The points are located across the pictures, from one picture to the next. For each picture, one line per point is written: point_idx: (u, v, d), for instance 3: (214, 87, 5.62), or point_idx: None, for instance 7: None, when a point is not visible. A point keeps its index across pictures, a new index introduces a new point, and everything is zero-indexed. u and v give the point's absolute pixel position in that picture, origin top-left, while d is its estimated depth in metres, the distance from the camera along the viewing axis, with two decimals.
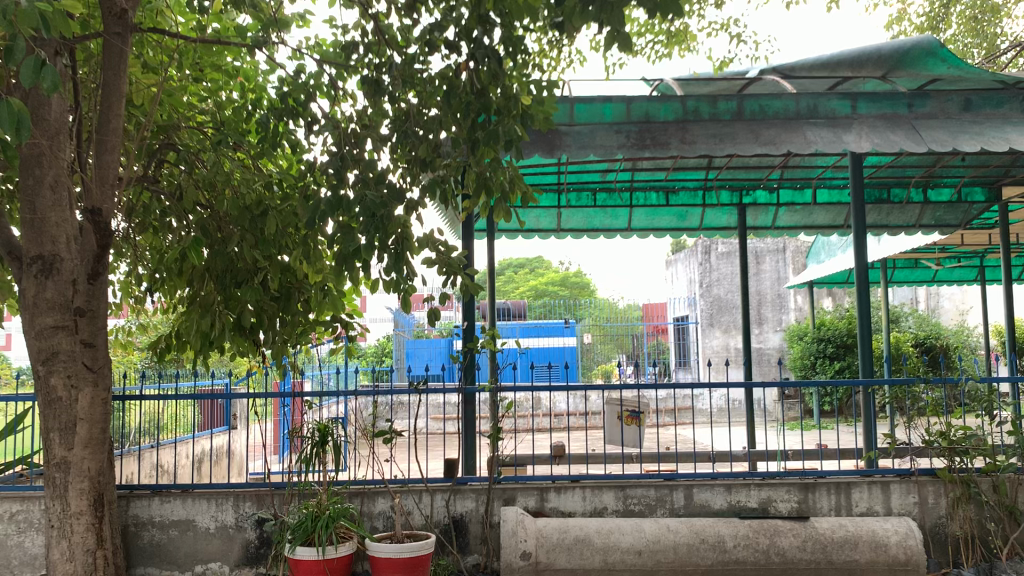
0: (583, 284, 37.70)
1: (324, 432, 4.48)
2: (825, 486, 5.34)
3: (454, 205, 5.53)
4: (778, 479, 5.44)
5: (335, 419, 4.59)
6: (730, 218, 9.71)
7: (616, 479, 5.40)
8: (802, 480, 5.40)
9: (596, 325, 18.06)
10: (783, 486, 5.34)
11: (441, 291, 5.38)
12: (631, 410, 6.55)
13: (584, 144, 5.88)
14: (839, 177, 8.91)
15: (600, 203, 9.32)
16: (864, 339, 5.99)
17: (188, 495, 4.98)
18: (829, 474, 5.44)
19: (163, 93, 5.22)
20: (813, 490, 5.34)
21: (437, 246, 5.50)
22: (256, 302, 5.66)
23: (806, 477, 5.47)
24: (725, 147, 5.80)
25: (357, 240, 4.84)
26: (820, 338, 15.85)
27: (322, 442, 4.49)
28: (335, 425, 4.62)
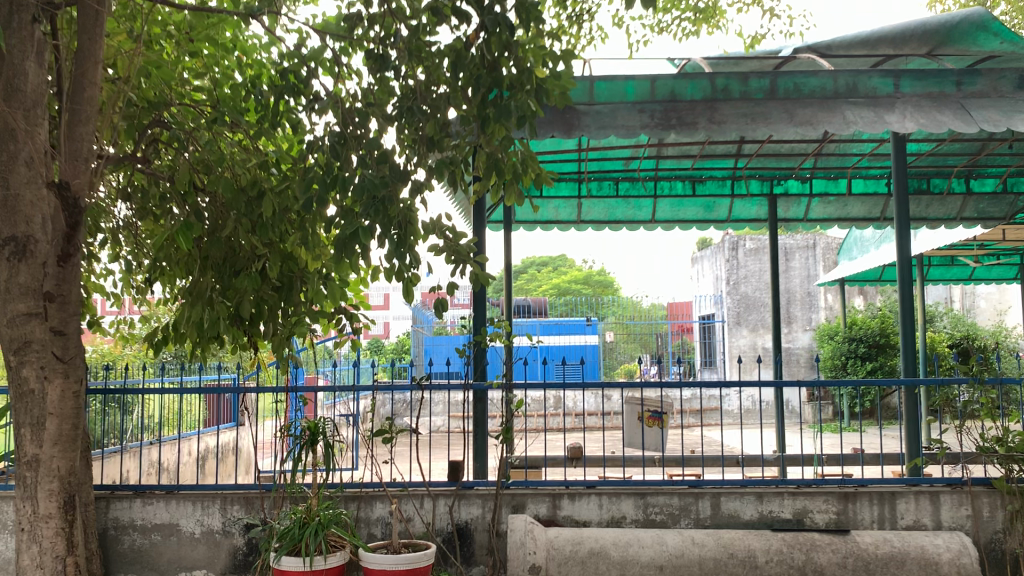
0: (607, 282, 37.34)
1: (316, 430, 4.11)
2: (867, 496, 4.91)
3: (463, 189, 5.16)
4: (815, 487, 5.02)
5: (328, 416, 4.23)
6: (760, 210, 9.24)
7: (635, 486, 5.00)
8: (841, 489, 4.98)
9: (619, 324, 17.81)
10: (820, 496, 4.92)
11: (449, 281, 5.00)
12: (654, 411, 6.10)
13: (604, 125, 5.48)
14: (876, 166, 8.43)
15: (623, 193, 8.93)
16: (907, 337, 5.54)
17: (173, 497, 4.66)
18: (871, 482, 5.02)
19: (154, 67, 4.89)
20: (853, 501, 4.92)
21: (444, 232, 5.13)
22: (256, 291, 5.29)
23: (846, 485, 5.04)
24: (758, 128, 5.37)
25: (357, 224, 4.48)
26: (852, 337, 15.35)
27: (313, 442, 4.13)
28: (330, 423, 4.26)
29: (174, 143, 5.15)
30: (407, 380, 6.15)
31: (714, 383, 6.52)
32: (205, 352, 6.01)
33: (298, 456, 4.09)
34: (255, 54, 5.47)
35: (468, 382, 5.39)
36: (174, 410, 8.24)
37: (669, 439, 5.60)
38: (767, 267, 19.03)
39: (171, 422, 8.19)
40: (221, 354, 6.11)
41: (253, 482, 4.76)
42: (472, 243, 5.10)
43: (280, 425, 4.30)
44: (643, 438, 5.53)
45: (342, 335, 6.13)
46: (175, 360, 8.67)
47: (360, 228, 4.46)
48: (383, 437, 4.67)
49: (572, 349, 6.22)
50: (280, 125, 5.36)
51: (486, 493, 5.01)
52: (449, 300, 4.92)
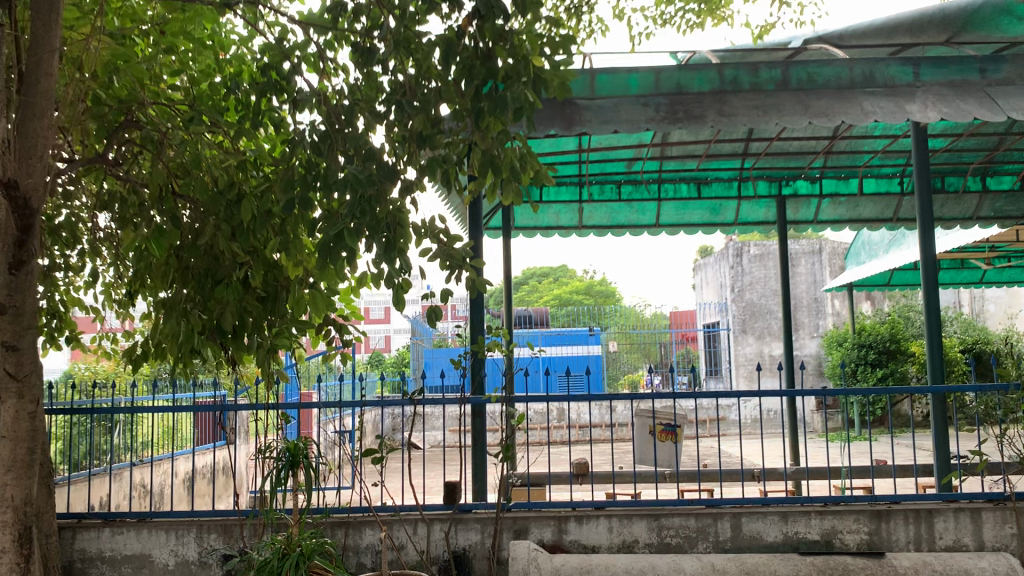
0: (608, 292, 37.08)
1: (300, 451, 3.76)
2: (902, 514, 4.61)
3: (458, 190, 4.83)
4: (845, 505, 4.70)
5: (310, 436, 3.90)
6: (768, 212, 8.91)
7: (649, 507, 4.67)
8: (873, 506, 4.67)
9: (622, 333, 17.53)
10: (851, 515, 4.61)
11: (444, 286, 4.66)
12: (666, 424, 5.77)
13: (607, 120, 5.18)
14: (889, 164, 8.13)
15: (626, 197, 8.61)
16: (933, 342, 5.22)
17: (144, 526, 4.43)
18: (905, 499, 4.71)
19: (125, 61, 4.56)
20: (887, 519, 4.61)
21: (437, 235, 4.81)
22: (237, 302, 4.92)
23: (878, 502, 4.73)
24: (770, 121, 5.05)
25: (342, 226, 4.13)
26: (861, 344, 15.01)
27: (293, 464, 3.78)
28: (313, 444, 3.93)
29: (150, 145, 4.82)
30: (399, 397, 5.79)
31: (727, 393, 6.20)
32: (187, 369, 5.66)
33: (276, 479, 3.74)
34: (235, 50, 5.17)
35: (465, 396, 5.05)
36: (161, 428, 7.90)
37: (686, 452, 5.24)
38: (772, 273, 18.84)
39: (157, 442, 7.84)
40: (202, 372, 5.75)
41: (232, 508, 4.53)
42: (467, 248, 4.77)
43: (257, 446, 3.97)
44: (655, 451, 5.17)
45: (331, 348, 5.80)
46: (163, 376, 8.35)
47: (345, 229, 4.12)
48: (370, 455, 4.30)
49: (576, 359, 5.87)
50: (262, 125, 5.03)
51: (486, 516, 4.65)
52: (444, 308, 4.58)
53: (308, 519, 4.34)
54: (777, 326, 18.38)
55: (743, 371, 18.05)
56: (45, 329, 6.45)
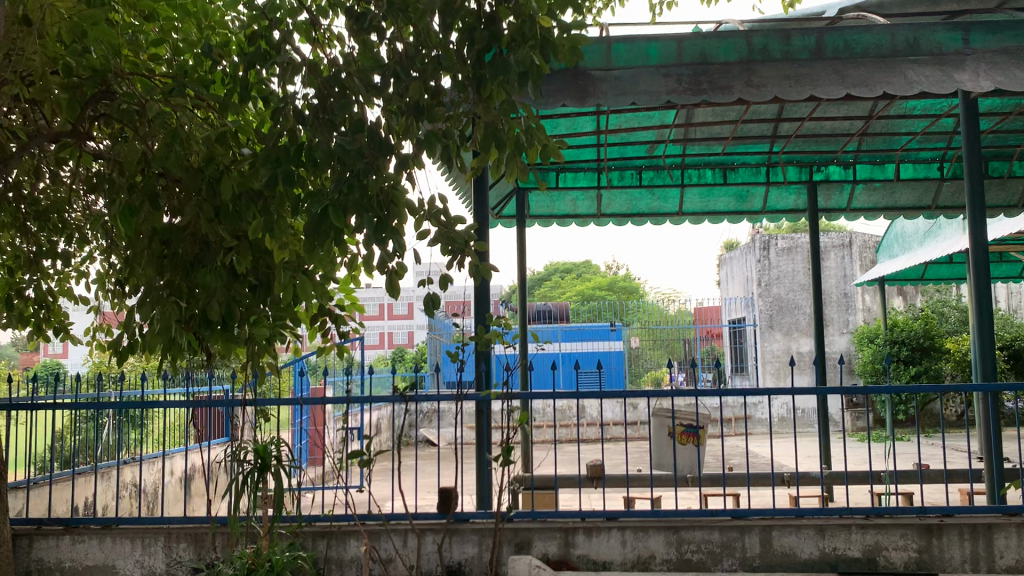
0: (632, 288, 36.64)
1: (268, 457, 3.41)
2: (955, 530, 4.29)
3: (459, 167, 4.39)
4: (891, 518, 4.41)
5: (282, 439, 3.55)
6: (798, 199, 8.45)
7: (668, 518, 4.43)
8: (923, 520, 4.36)
9: (645, 329, 17.09)
10: (898, 530, 4.31)
11: (441, 272, 4.24)
12: (687, 425, 5.23)
13: (624, 93, 4.77)
14: (928, 148, 7.62)
15: (647, 183, 8.17)
16: (982, 341, 4.82)
17: (107, 535, 4.42)
18: (958, 512, 4.40)
19: (95, 27, 4.18)
20: (938, 535, 4.30)
21: (438, 216, 4.38)
22: (220, 290, 4.47)
23: (928, 515, 4.42)
24: (803, 93, 4.66)
25: (326, 203, 3.71)
26: (893, 340, 14.46)
27: (261, 467, 3.40)
28: (287, 447, 3.57)
29: (126, 119, 4.44)
30: (392, 394, 5.31)
31: (755, 391, 5.75)
32: (176, 364, 5.29)
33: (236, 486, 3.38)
34: (221, 19, 4.77)
35: (463, 395, 4.64)
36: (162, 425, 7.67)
37: (707, 459, 4.77)
38: (801, 267, 18.21)
39: (156, 439, 7.55)
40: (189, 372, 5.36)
41: (202, 517, 4.47)
42: (471, 232, 4.34)
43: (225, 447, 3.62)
44: (675, 457, 4.74)
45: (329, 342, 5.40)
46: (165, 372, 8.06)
47: (329, 206, 3.72)
48: (356, 459, 3.89)
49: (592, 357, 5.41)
50: (250, 99, 4.61)
51: (484, 526, 4.36)
52: (442, 296, 4.16)
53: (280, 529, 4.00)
54: (805, 322, 17.74)
55: (770, 369, 17.52)
56: (33, 320, 6.11)
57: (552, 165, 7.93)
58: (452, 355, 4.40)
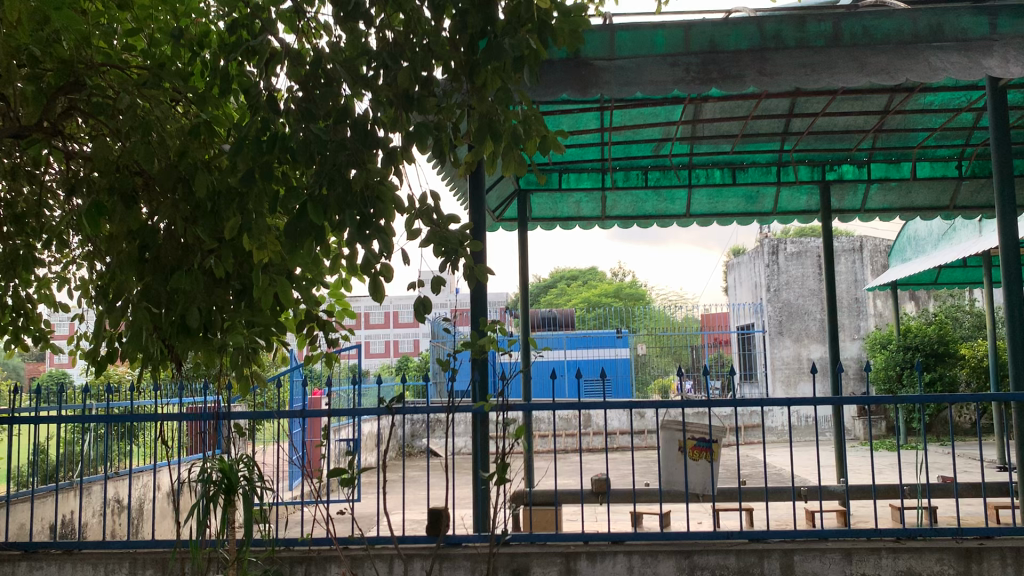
0: (638, 295, 36.39)
1: (235, 475, 3.15)
2: (995, 553, 4.07)
3: (453, 162, 4.10)
4: (923, 540, 4.20)
5: (251, 459, 3.29)
6: (811, 200, 8.14)
7: (680, 542, 4.20)
8: (961, 543, 4.16)
9: (651, 336, 16.83)
10: (933, 554, 4.10)
11: (433, 273, 3.94)
12: (696, 439, 4.82)
13: (629, 83, 4.49)
14: (946, 144, 7.32)
15: (653, 184, 7.88)
16: (1013, 350, 4.57)
17: (69, 560, 4.22)
18: (997, 534, 4.19)
19: (61, 14, 3.90)
20: (977, 559, 4.09)
21: (430, 214, 4.07)
22: (198, 296, 4.18)
23: (965, 537, 4.22)
24: (820, 81, 4.37)
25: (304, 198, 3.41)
26: (906, 346, 14.16)
27: (225, 492, 3.13)
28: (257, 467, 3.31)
29: (98, 114, 4.16)
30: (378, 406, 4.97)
31: (770, 400, 5.45)
32: (158, 375, 5.01)
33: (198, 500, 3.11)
34: (200, 8, 4.49)
35: (454, 407, 4.32)
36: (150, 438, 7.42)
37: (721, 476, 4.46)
38: (810, 272, 17.91)
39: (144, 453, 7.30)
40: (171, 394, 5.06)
41: (170, 540, 4.25)
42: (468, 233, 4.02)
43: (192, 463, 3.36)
44: (685, 473, 4.44)
45: (318, 351, 5.10)
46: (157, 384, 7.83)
47: (307, 202, 3.43)
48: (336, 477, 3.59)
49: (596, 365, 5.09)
50: (230, 92, 4.33)
51: (478, 551, 4.14)
52: (434, 300, 3.86)
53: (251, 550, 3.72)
54: (816, 328, 17.43)
55: (779, 376, 17.18)
56: (10, 330, 5.85)
57: (555, 167, 7.66)
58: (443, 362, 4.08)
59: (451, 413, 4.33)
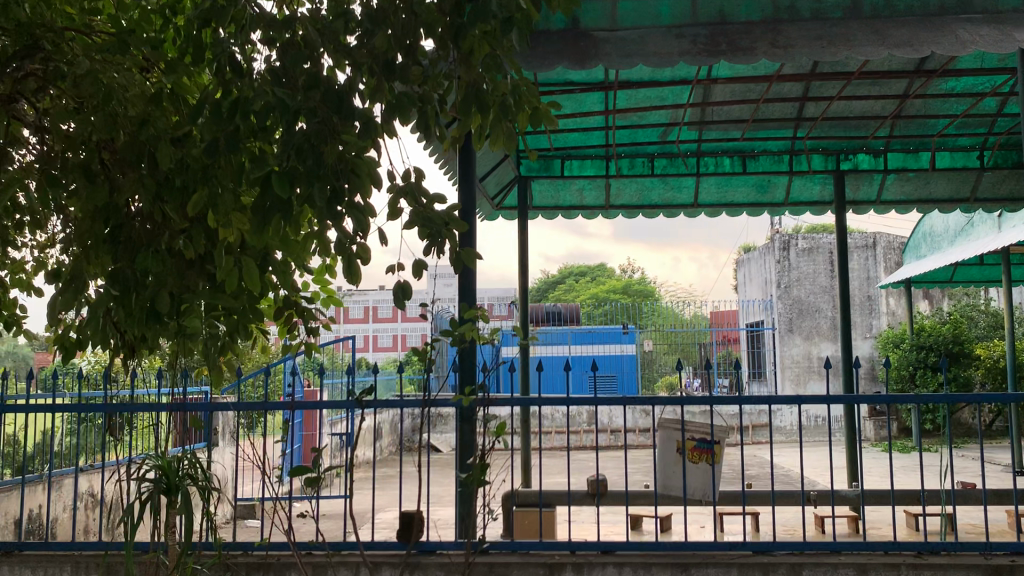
0: (646, 291, 36.03)
1: (173, 474, 3.08)
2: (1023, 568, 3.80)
3: (439, 135, 3.78)
4: (944, 554, 3.94)
5: (195, 453, 3.22)
6: (824, 190, 7.79)
7: (677, 554, 3.96)
8: (989, 560, 3.88)
9: (659, 333, 16.49)
10: (955, 569, 3.83)
11: (415, 255, 3.60)
12: (696, 439, 4.24)
13: (630, 55, 4.17)
14: (968, 132, 6.98)
15: (659, 172, 7.55)
16: None
17: (10, 560, 4.12)
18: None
19: None
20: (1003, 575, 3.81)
21: (415, 193, 3.75)
22: (163, 276, 3.87)
23: (989, 552, 3.95)
24: (837, 54, 4.05)
25: (268, 168, 3.10)
26: (920, 345, 13.84)
27: (164, 485, 3.07)
28: (201, 462, 3.23)
29: (59, 79, 3.84)
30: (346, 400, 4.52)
31: (778, 400, 5.13)
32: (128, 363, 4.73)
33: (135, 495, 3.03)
34: None
35: (430, 400, 3.83)
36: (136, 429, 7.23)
37: (720, 481, 4.17)
38: (822, 268, 17.53)
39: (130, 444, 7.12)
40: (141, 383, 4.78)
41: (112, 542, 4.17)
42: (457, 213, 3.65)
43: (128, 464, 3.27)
44: (684, 476, 4.15)
45: (298, 341, 4.79)
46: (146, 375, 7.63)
47: (273, 172, 3.11)
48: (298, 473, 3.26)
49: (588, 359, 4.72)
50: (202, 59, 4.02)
51: (453, 559, 3.92)
52: (415, 284, 3.54)
53: (196, 557, 3.59)
54: (827, 326, 17.06)
55: (789, 375, 16.76)
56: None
57: (557, 152, 7.37)
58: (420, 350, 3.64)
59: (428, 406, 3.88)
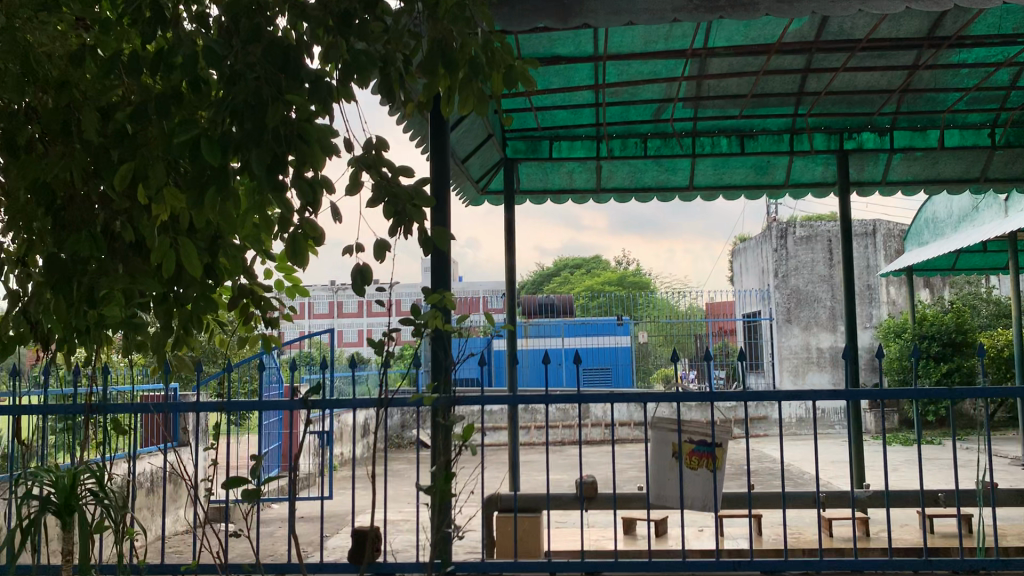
0: (641, 283, 35.67)
1: (66, 493, 2.76)
2: None
3: (405, 102, 3.32)
4: (973, 569, 3.60)
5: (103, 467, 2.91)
6: (827, 170, 7.36)
7: (672, 574, 3.61)
8: None
9: (655, 324, 16.25)
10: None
11: (376, 236, 3.14)
12: (696, 443, 3.69)
13: (619, 12, 3.77)
14: (978, 107, 6.59)
15: (653, 153, 7.12)
16: None
17: None
18: None
19: None
20: None
21: (376, 165, 3.28)
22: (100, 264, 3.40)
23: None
24: (848, 8, 3.67)
25: (198, 133, 2.64)
26: (922, 335, 13.51)
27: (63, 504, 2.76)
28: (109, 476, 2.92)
29: None
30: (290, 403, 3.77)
31: (784, 395, 4.75)
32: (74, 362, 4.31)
33: (21, 522, 2.73)
34: None
35: (388, 400, 3.18)
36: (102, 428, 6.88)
37: (723, 489, 3.60)
38: (820, 257, 17.14)
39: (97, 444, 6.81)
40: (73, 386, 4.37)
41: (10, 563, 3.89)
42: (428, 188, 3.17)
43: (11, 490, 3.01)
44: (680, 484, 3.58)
45: (258, 334, 4.35)
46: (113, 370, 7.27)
47: (202, 138, 2.64)
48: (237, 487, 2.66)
49: (569, 354, 4.23)
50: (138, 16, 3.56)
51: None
52: (376, 270, 3.08)
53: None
54: (826, 315, 16.64)
55: (787, 366, 16.48)
56: None
57: (544, 133, 6.96)
58: (377, 342, 3.03)
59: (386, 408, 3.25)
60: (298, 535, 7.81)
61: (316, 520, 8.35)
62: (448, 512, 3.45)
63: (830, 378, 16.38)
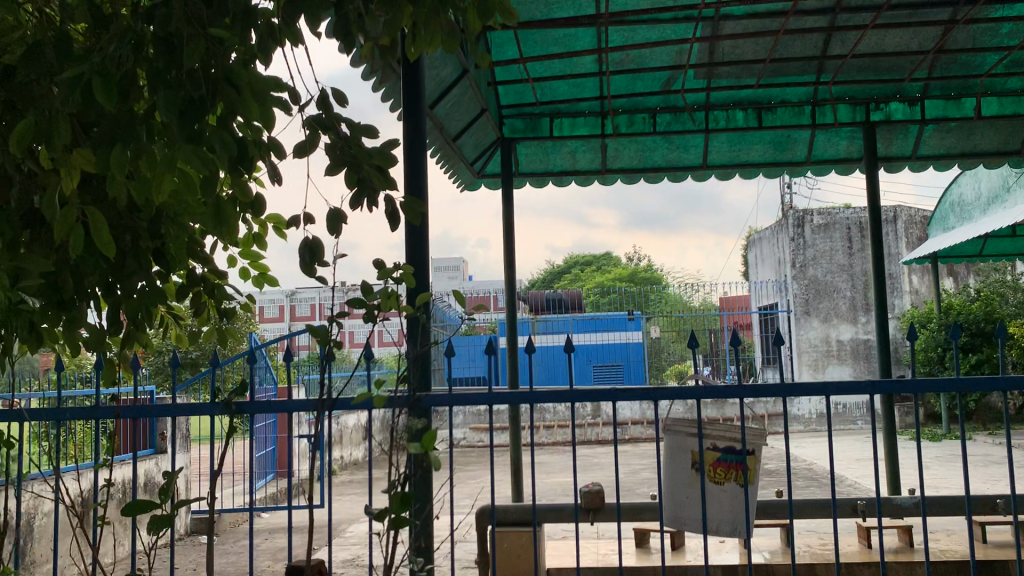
0: (652, 278, 35.09)
1: None
2: None
3: (364, 47, 2.74)
4: None
5: None
6: (852, 145, 6.78)
7: None
8: None
9: (667, 318, 15.77)
10: None
11: (329, 205, 2.56)
12: (718, 454, 3.10)
13: None
14: (1020, 68, 6.00)
15: (663, 129, 6.56)
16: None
17: None
18: None
19: None
20: None
21: (333, 125, 2.69)
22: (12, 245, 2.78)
23: None
24: None
25: (90, 72, 2.05)
26: (949, 324, 12.90)
27: None
28: None
29: None
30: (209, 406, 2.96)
31: (816, 391, 4.16)
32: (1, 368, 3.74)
33: None
34: None
35: (332, 403, 2.54)
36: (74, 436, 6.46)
37: (756, 508, 3.03)
38: (839, 245, 16.49)
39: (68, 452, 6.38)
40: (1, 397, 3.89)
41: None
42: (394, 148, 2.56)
43: None
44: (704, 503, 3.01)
45: (212, 330, 3.77)
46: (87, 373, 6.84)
47: (99, 78, 2.06)
48: (139, 515, 2.11)
49: (571, 347, 3.52)
50: None
51: None
52: (328, 245, 2.50)
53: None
54: (846, 307, 16.03)
55: (805, 360, 15.86)
56: None
57: (543, 108, 6.41)
58: (319, 329, 2.42)
59: (331, 412, 2.63)
60: (287, 546, 7.29)
61: (308, 529, 7.83)
62: (422, 533, 2.87)
63: (850, 370, 15.78)
